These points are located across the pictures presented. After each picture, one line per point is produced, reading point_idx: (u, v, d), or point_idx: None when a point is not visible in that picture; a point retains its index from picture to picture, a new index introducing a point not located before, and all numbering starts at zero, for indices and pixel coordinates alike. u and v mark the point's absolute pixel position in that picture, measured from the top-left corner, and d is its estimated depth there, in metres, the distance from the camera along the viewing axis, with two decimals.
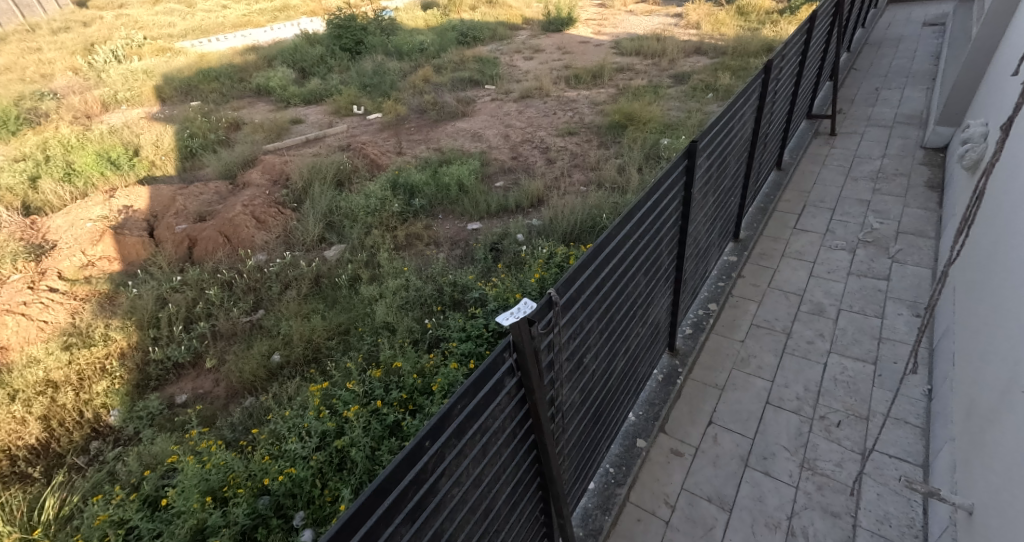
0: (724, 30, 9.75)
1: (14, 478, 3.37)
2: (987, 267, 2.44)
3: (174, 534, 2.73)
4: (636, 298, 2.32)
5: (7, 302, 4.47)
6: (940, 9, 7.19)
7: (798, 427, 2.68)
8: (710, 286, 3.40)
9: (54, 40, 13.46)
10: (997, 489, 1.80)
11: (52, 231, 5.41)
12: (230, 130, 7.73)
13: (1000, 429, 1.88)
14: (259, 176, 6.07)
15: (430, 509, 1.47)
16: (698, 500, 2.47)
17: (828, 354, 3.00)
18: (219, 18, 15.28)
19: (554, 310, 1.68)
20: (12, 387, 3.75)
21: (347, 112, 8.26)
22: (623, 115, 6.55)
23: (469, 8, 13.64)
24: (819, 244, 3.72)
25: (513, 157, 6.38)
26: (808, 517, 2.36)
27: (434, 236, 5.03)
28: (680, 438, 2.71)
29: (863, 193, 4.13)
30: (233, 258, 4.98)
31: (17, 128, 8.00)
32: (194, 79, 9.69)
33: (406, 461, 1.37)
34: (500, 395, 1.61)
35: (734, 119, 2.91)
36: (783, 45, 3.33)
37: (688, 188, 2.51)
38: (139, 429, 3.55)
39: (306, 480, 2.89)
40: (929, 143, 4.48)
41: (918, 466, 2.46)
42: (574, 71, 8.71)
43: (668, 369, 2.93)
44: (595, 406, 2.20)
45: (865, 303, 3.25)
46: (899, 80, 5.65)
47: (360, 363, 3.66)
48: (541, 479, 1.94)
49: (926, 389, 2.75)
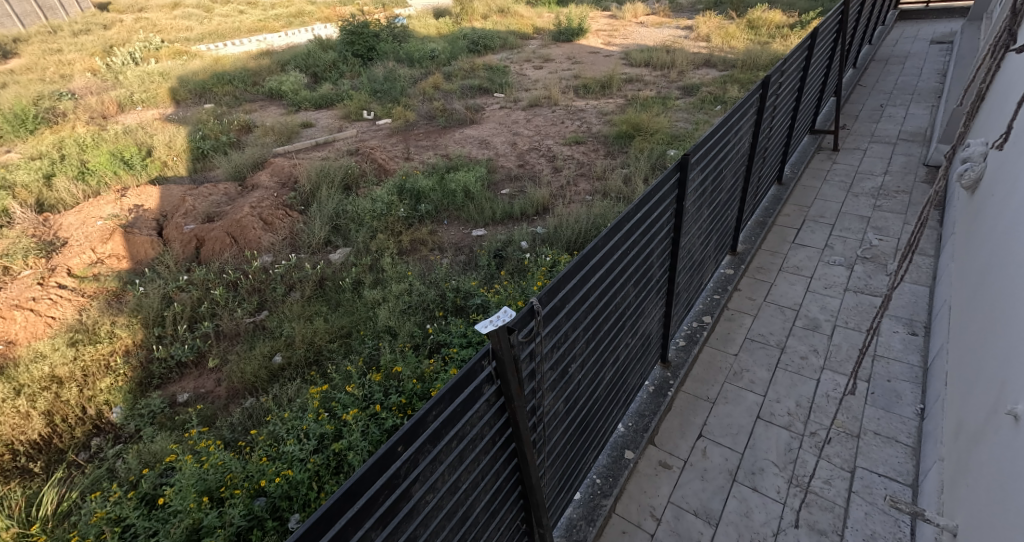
0: (734, 43, 9.78)
1: (16, 472, 3.39)
2: (982, 286, 2.42)
3: (169, 534, 2.73)
4: (624, 310, 2.32)
5: (17, 297, 4.53)
6: (949, 27, 7.18)
7: (788, 443, 2.67)
8: (706, 298, 3.38)
9: (74, 41, 13.68)
10: (983, 509, 1.77)
11: (64, 228, 5.51)
12: (241, 132, 7.82)
13: (989, 448, 1.86)
14: (269, 179, 6.15)
15: (403, 514, 1.48)
16: (684, 514, 2.46)
17: (822, 370, 2.98)
18: (235, 23, 15.47)
19: (536, 319, 1.69)
20: (18, 382, 3.79)
21: (357, 117, 8.34)
22: (631, 126, 6.59)
23: (481, 17, 13.76)
24: (817, 259, 3.71)
25: (519, 165, 6.42)
26: (794, 533, 2.35)
27: (438, 241, 5.07)
28: (669, 450, 2.70)
29: (863, 208, 4.12)
30: (239, 259, 5.02)
31: (34, 127, 8.17)
32: (208, 82, 9.83)
33: (378, 466, 1.38)
34: (478, 402, 1.61)
35: (732, 132, 2.91)
36: (784, 60, 3.34)
37: (681, 202, 2.49)
38: (140, 426, 3.58)
39: (303, 482, 2.91)
40: (930, 161, 4.46)
41: (907, 486, 2.43)
42: (584, 82, 8.77)
43: (659, 381, 2.91)
44: (581, 414, 2.21)
45: (861, 320, 3.23)
46: (903, 97, 5.65)
47: (360, 367, 3.67)
48: (522, 489, 1.94)
49: (919, 408, 2.72)
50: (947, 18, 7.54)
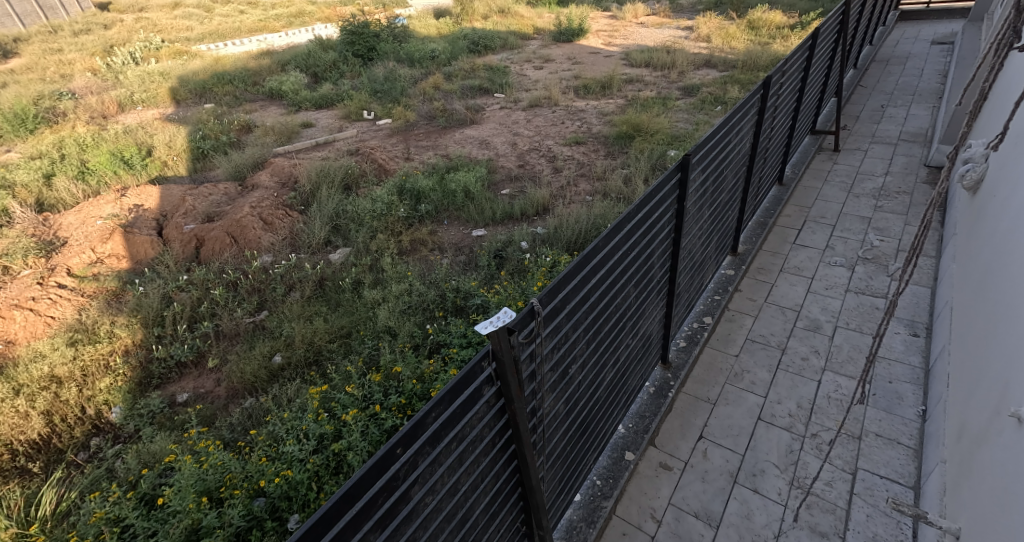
0: (734, 43, 9.77)
1: (15, 472, 3.38)
2: (984, 287, 2.41)
3: (168, 534, 2.72)
4: (625, 311, 2.31)
5: (17, 297, 4.52)
6: (949, 28, 7.17)
7: (789, 444, 2.66)
8: (707, 299, 3.37)
9: (75, 41, 13.67)
10: (986, 512, 1.76)
11: (64, 228, 5.50)
12: (241, 132, 7.82)
13: (992, 451, 1.85)
14: (269, 179, 6.15)
15: (402, 516, 1.47)
16: (685, 515, 2.45)
17: (823, 371, 2.97)
18: (235, 23, 15.45)
19: (536, 320, 1.68)
20: (17, 382, 3.78)
21: (358, 117, 8.33)
22: (631, 126, 6.58)
23: (481, 17, 13.74)
24: (818, 259, 3.70)
25: (519, 165, 6.41)
26: (795, 535, 2.34)
27: (438, 241, 5.06)
28: (670, 451, 2.69)
29: (864, 209, 4.12)
30: (239, 259, 5.01)
31: (34, 127, 8.16)
32: (209, 82, 9.82)
33: (377, 468, 1.37)
34: (478, 404, 1.60)
35: (733, 133, 2.90)
36: (785, 61, 3.33)
37: (681, 202, 2.48)
38: (139, 426, 3.57)
39: (303, 483, 2.90)
40: (931, 162, 4.45)
41: (909, 488, 2.42)
42: (584, 82, 8.76)
43: (659, 382, 2.90)
44: (581, 416, 2.20)
45: (862, 321, 3.23)
46: (904, 98, 5.64)
47: (360, 367, 3.66)
48: (522, 490, 1.93)
49: (921, 409, 2.71)
50: (948, 19, 7.53)
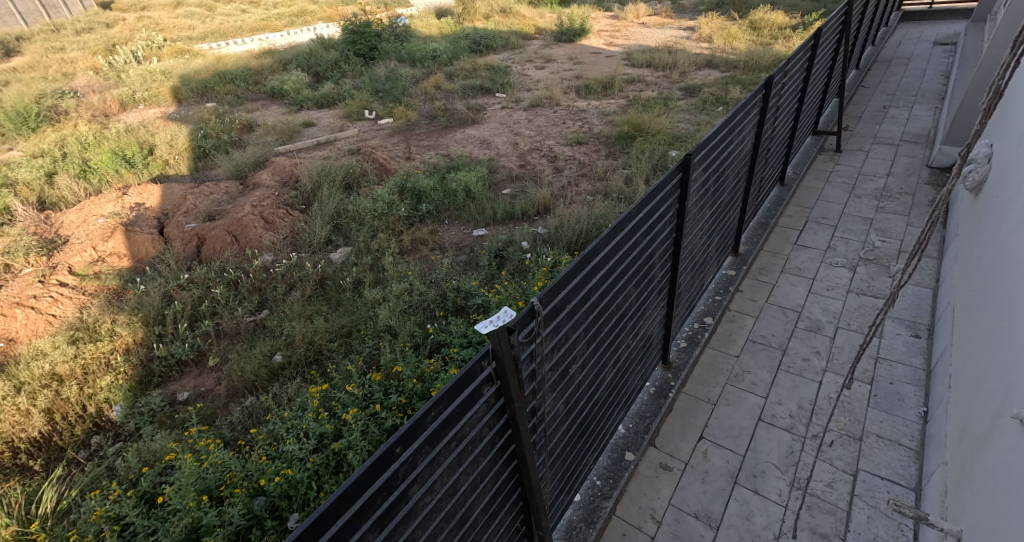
0: (735, 44, 9.75)
1: (16, 470, 3.38)
2: (986, 290, 2.40)
3: (168, 533, 2.72)
4: (625, 311, 2.30)
5: (18, 295, 4.52)
6: (952, 29, 7.15)
7: (790, 445, 2.65)
8: (708, 300, 3.36)
9: (77, 40, 13.68)
10: (987, 513, 1.75)
11: (65, 226, 5.50)
12: (243, 131, 7.82)
13: (994, 452, 1.84)
14: (270, 177, 6.14)
15: (401, 516, 1.46)
16: (685, 516, 2.44)
17: (824, 373, 2.96)
18: (237, 23, 15.47)
19: (536, 319, 1.68)
20: (18, 379, 3.78)
21: (358, 116, 8.33)
22: (632, 126, 6.57)
23: (483, 17, 13.72)
24: (819, 260, 3.69)
25: (521, 165, 6.41)
26: (795, 537, 2.33)
27: (439, 241, 5.05)
28: (670, 452, 2.69)
29: (866, 210, 4.11)
30: (240, 258, 5.01)
31: (36, 125, 8.17)
32: (210, 81, 9.82)
33: (375, 468, 1.36)
34: (477, 403, 1.60)
35: (734, 133, 2.89)
36: (787, 61, 3.32)
37: (682, 202, 2.48)
38: (139, 425, 3.57)
39: (302, 482, 2.89)
40: (933, 164, 4.45)
41: (910, 490, 2.42)
42: (585, 82, 8.77)
43: (660, 382, 2.89)
44: (582, 416, 2.20)
45: (862, 322, 3.22)
46: (905, 98, 5.63)
47: (360, 366, 3.66)
48: (521, 490, 1.92)
49: (922, 411, 2.70)
50: (951, 19, 7.51)
